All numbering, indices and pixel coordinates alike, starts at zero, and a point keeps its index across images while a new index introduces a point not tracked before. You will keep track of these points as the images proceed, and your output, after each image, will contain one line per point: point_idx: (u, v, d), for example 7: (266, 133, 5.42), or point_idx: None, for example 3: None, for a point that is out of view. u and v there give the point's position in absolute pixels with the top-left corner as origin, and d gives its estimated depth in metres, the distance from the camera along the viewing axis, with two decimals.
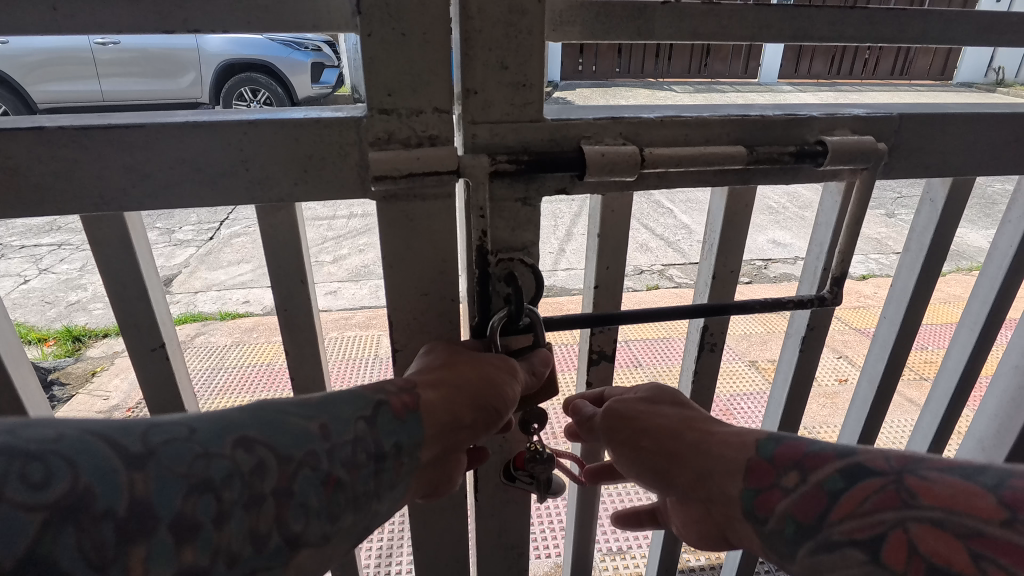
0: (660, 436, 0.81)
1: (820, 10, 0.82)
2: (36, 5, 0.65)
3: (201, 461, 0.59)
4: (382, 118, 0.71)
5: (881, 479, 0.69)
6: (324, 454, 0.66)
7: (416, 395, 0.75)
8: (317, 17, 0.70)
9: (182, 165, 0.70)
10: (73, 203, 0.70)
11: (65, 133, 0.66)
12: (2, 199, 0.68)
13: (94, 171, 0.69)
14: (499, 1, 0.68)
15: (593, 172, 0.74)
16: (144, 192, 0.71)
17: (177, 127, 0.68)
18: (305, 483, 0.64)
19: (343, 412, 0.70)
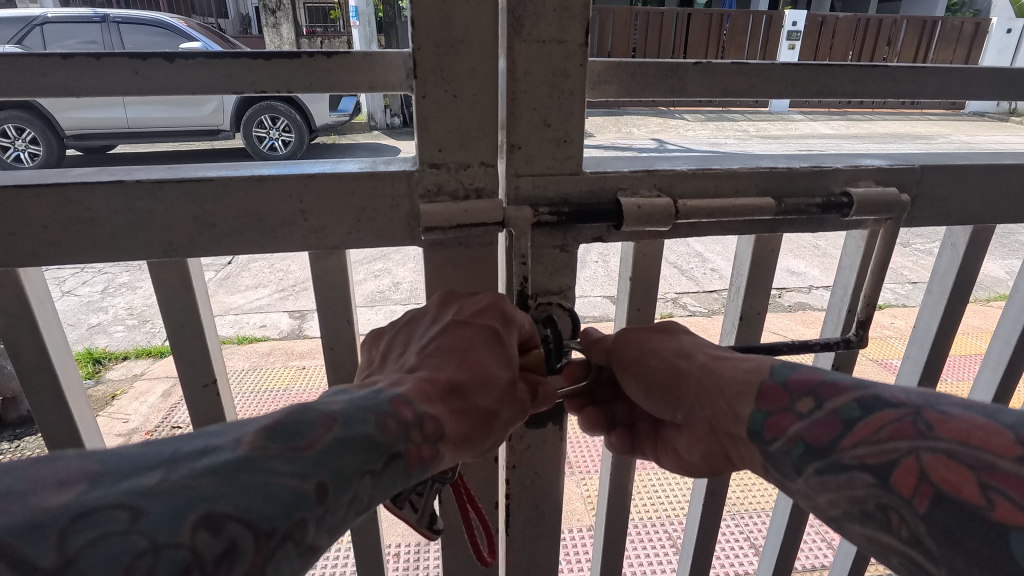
0: (673, 355, 0.83)
1: (843, 67, 0.87)
2: (119, 69, 0.71)
3: (146, 559, 0.47)
4: (432, 172, 0.75)
5: (900, 411, 0.68)
6: (315, 524, 0.57)
7: (437, 449, 0.69)
8: (373, 78, 0.76)
9: (244, 214, 0.74)
10: (143, 248, 0.75)
11: (141, 185, 0.71)
12: (79, 244, 0.73)
13: (164, 218, 0.74)
14: (544, 64, 0.73)
15: (630, 223, 0.78)
16: (209, 238, 0.75)
17: (242, 180, 0.73)
18: (283, 563, 0.53)
19: (347, 472, 0.61)
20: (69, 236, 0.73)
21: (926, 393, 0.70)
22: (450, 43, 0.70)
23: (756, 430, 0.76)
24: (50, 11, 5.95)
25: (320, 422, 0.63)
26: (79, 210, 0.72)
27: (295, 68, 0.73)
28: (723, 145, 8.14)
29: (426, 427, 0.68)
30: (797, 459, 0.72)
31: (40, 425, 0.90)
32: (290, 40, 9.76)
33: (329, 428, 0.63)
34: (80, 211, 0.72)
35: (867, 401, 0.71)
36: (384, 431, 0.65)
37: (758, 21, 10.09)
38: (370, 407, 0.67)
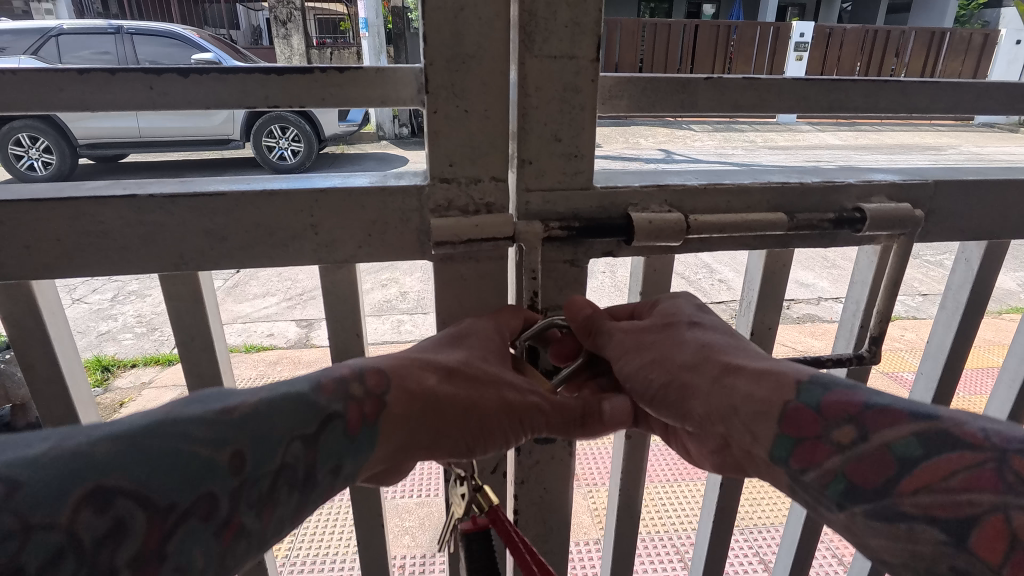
0: (684, 367, 0.75)
1: (853, 83, 0.87)
2: (134, 85, 0.72)
3: (16, 538, 0.47)
4: (442, 187, 0.75)
5: (979, 457, 0.63)
6: (226, 496, 0.57)
7: (382, 403, 0.70)
8: (385, 93, 0.76)
9: (254, 229, 0.75)
10: (154, 261, 0.75)
11: (154, 200, 0.72)
12: (93, 258, 0.74)
13: (175, 232, 0.74)
14: (556, 79, 0.73)
15: (640, 238, 0.78)
16: (221, 252, 0.76)
17: (252, 195, 0.73)
18: (189, 539, 0.55)
19: (271, 432, 0.62)
20: (81, 249, 0.73)
21: (1004, 434, 0.65)
22: (462, 59, 0.70)
23: (781, 457, 0.72)
24: (65, 23, 6.07)
25: (238, 395, 0.64)
26: (93, 224, 0.72)
27: (307, 83, 0.74)
28: (731, 155, 8.14)
29: (366, 379, 0.70)
30: (835, 496, 0.69)
31: None
32: (300, 52, 9.87)
33: (252, 394, 0.64)
34: (94, 225, 0.72)
35: (928, 437, 0.66)
36: (321, 392, 0.67)
37: (765, 32, 10.10)
38: (319, 373, 0.70)
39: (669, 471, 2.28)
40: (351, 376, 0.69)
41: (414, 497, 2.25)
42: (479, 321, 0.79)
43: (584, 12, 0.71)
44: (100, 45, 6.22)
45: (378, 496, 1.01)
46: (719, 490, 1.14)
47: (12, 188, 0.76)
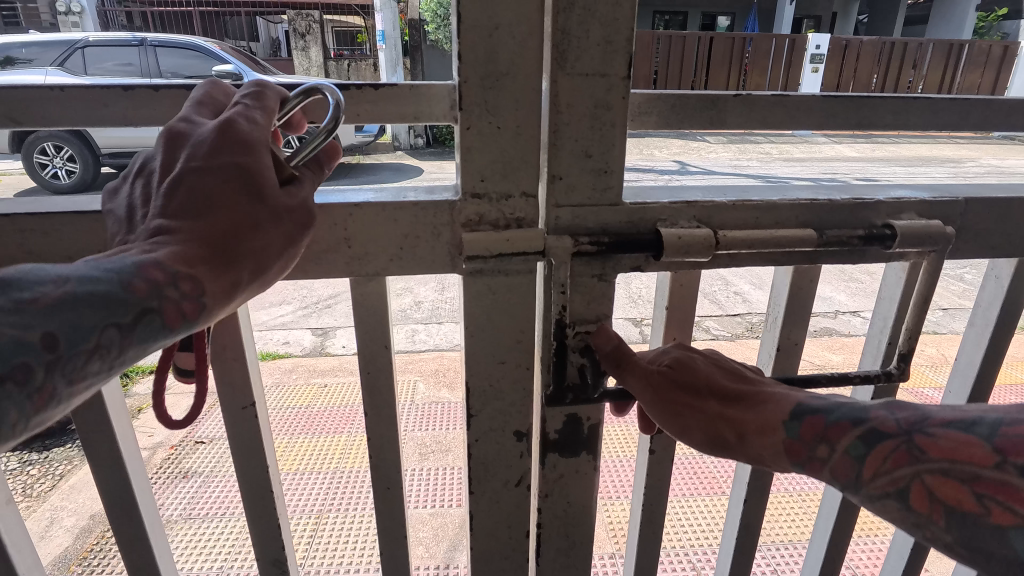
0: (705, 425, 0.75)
1: (883, 99, 0.87)
2: (176, 101, 0.74)
3: None
4: (474, 202, 0.76)
5: (891, 438, 0.67)
6: (41, 368, 0.56)
7: (202, 304, 0.61)
8: (418, 109, 0.77)
9: None
10: None
11: None
12: None
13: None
14: (587, 97, 0.74)
15: (669, 253, 0.78)
16: None
17: None
18: (0, 399, 0.54)
19: (80, 322, 0.58)
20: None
21: (908, 413, 0.68)
22: (495, 76, 0.72)
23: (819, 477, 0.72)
24: (92, 36, 6.22)
25: (51, 277, 0.58)
26: None
27: (343, 99, 0.75)
28: (746, 167, 8.10)
29: (174, 283, 0.59)
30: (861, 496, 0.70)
31: (82, 443, 0.91)
32: (318, 63, 10.02)
33: (59, 284, 0.58)
34: None
35: (867, 432, 0.68)
36: (128, 289, 0.59)
37: (780, 44, 10.08)
38: (111, 267, 0.60)
39: (686, 485, 2.26)
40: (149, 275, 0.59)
41: (429, 508, 2.26)
42: (264, 152, 0.63)
43: (617, 30, 0.72)
44: (124, 57, 6.33)
45: (402, 507, 1.01)
46: (743, 506, 1.13)
47: (56, 201, 0.78)
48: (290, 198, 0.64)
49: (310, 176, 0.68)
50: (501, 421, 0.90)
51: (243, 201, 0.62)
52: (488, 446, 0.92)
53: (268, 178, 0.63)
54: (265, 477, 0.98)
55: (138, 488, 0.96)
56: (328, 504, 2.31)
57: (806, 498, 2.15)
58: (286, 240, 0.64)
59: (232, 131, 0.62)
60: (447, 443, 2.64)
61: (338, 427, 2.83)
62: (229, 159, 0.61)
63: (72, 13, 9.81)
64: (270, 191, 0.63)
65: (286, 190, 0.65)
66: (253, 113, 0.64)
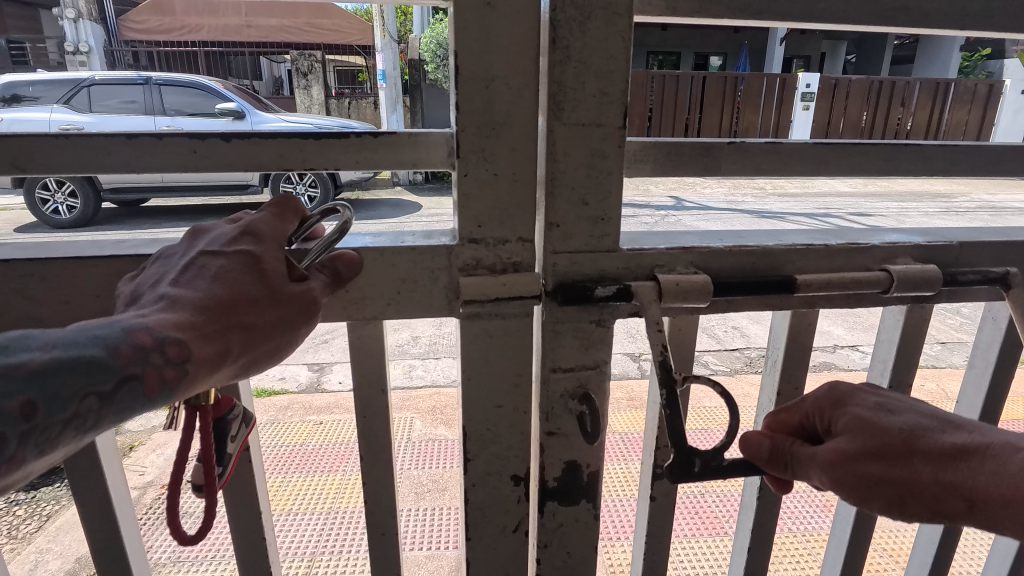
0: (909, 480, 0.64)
1: (871, 145, 0.89)
2: (178, 148, 0.74)
3: None
4: (471, 247, 0.77)
5: None
6: (11, 441, 0.54)
7: (186, 371, 0.59)
8: (417, 156, 0.79)
9: None
10: None
11: None
12: None
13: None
14: (583, 147, 0.75)
15: (667, 298, 0.78)
16: None
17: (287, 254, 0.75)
18: None
19: (61, 390, 0.56)
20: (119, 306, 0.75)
21: None
22: (492, 125, 0.73)
23: None
24: (97, 75, 6.36)
25: (37, 344, 0.57)
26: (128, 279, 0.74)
27: (343, 146, 0.76)
28: (741, 204, 8.20)
29: (165, 346, 0.58)
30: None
31: (74, 490, 0.89)
32: (319, 101, 10.21)
33: (46, 350, 0.57)
34: None
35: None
36: (115, 355, 0.58)
37: (771, 83, 10.34)
38: (103, 334, 0.59)
39: (686, 526, 2.21)
40: (139, 343, 0.58)
41: (425, 550, 2.20)
42: (274, 246, 0.67)
43: (612, 82, 0.73)
44: (128, 95, 6.45)
45: (397, 555, 0.99)
46: (746, 554, 1.09)
47: (54, 244, 0.78)
48: (295, 288, 0.67)
49: (323, 279, 0.71)
50: (496, 466, 0.89)
51: (245, 282, 0.64)
52: (485, 492, 0.90)
53: (276, 267, 0.66)
54: (255, 524, 0.96)
55: (125, 530, 0.94)
56: (321, 546, 2.25)
57: (811, 541, 2.08)
58: (281, 323, 0.65)
59: (250, 229, 0.68)
60: (443, 482, 2.60)
61: (332, 465, 2.78)
62: (241, 249, 0.66)
63: (80, 52, 9.87)
64: (276, 277, 0.66)
65: (295, 284, 0.67)
66: (274, 220, 0.70)
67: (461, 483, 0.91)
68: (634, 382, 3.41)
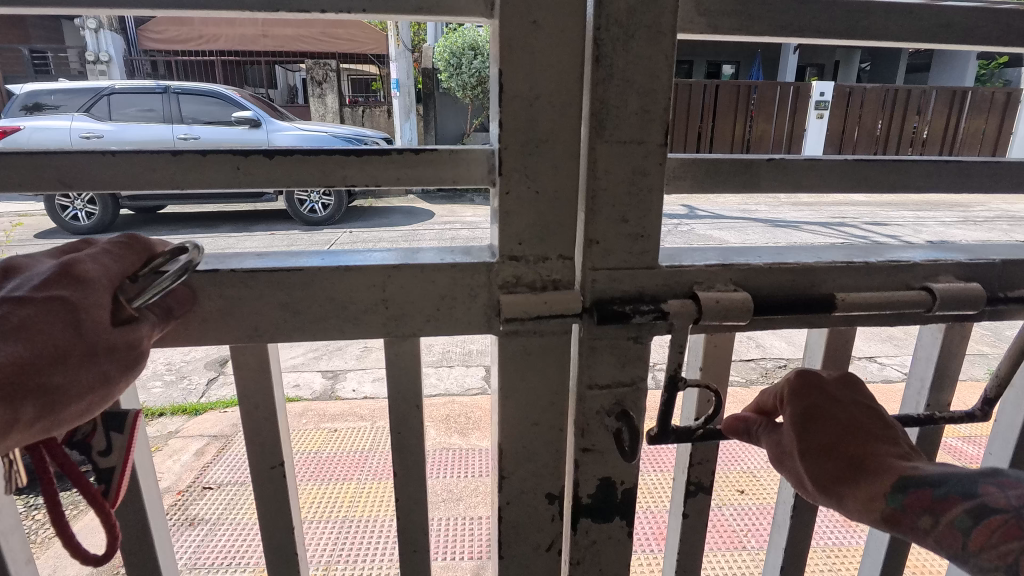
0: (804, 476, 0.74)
1: (910, 163, 0.88)
2: (223, 165, 0.75)
3: None
4: (511, 264, 0.77)
5: (999, 514, 0.64)
6: None
7: None
8: (458, 173, 0.79)
9: (331, 304, 0.77)
10: (226, 332, 0.77)
11: (234, 274, 0.75)
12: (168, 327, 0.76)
13: (251, 306, 0.77)
14: (624, 165, 0.74)
15: (707, 317, 0.77)
16: (293, 326, 0.78)
17: (328, 270, 0.75)
18: None
19: None
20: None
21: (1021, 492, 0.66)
22: (536, 143, 0.73)
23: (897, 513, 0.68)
24: (117, 84, 6.46)
25: None
26: None
27: (385, 163, 0.77)
28: (755, 213, 8.15)
29: None
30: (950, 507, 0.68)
31: (110, 504, 0.91)
32: (334, 109, 10.32)
33: None
34: None
35: (975, 504, 0.66)
36: None
37: (785, 92, 10.31)
38: None
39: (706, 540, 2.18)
40: None
41: (441, 560, 2.19)
42: (98, 292, 0.60)
43: (655, 100, 0.73)
44: (147, 103, 6.53)
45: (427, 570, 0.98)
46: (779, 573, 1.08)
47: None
48: (117, 336, 0.60)
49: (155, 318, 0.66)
50: (531, 483, 0.88)
51: (51, 332, 0.56)
52: (520, 510, 0.90)
53: (96, 315, 0.59)
54: (290, 542, 0.95)
55: (160, 543, 0.95)
56: (336, 555, 2.24)
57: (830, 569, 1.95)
58: (91, 381, 0.58)
59: (70, 270, 0.60)
60: (458, 492, 2.59)
61: (348, 473, 2.78)
62: (51, 294, 0.58)
63: (101, 61, 10.05)
64: (91, 326, 0.58)
65: (118, 331, 0.60)
66: (102, 262, 0.62)
67: (496, 500, 0.90)
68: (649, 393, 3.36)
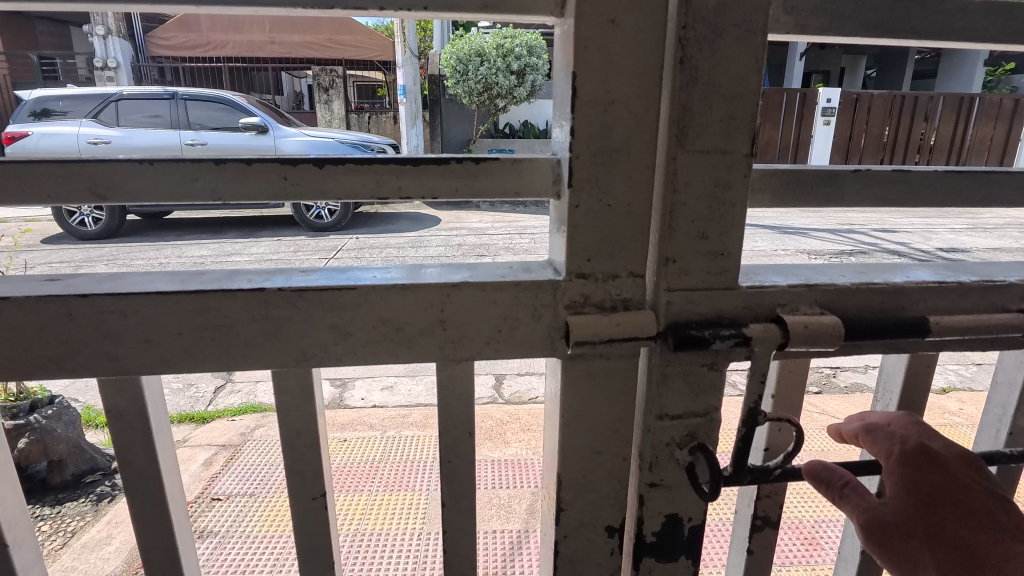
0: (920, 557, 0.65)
1: (1002, 175, 0.81)
2: (269, 175, 0.69)
3: None
4: (578, 282, 0.70)
5: None
6: None
7: None
8: (520, 184, 0.73)
9: (385, 325, 0.71)
10: (274, 356, 0.71)
11: (283, 294, 0.69)
12: (210, 350, 0.70)
13: (299, 328, 0.70)
14: (707, 176, 0.68)
15: (795, 343, 0.71)
16: (343, 348, 0.71)
17: (384, 288, 0.69)
18: None
19: None
20: (203, 345, 0.70)
21: None
22: (608, 152, 0.67)
23: None
24: (125, 90, 6.44)
25: None
26: (212, 315, 0.69)
27: (441, 173, 0.70)
28: (763, 219, 8.10)
29: None
30: None
31: (141, 538, 0.80)
32: (339, 115, 10.30)
33: None
34: (213, 316, 0.69)
35: None
36: None
37: (792, 99, 10.27)
38: None
39: None
40: None
41: None
42: None
43: (742, 106, 0.66)
44: (153, 109, 6.49)
45: None
46: None
47: (131, 276, 0.73)
48: None
49: None
50: (591, 515, 0.81)
51: None
52: (576, 543, 0.83)
53: None
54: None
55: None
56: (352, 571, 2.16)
57: None
58: None
59: None
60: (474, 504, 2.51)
61: (359, 484, 2.71)
62: None
63: (108, 67, 10.05)
64: None
65: None
66: None
67: (551, 532, 0.83)
68: None
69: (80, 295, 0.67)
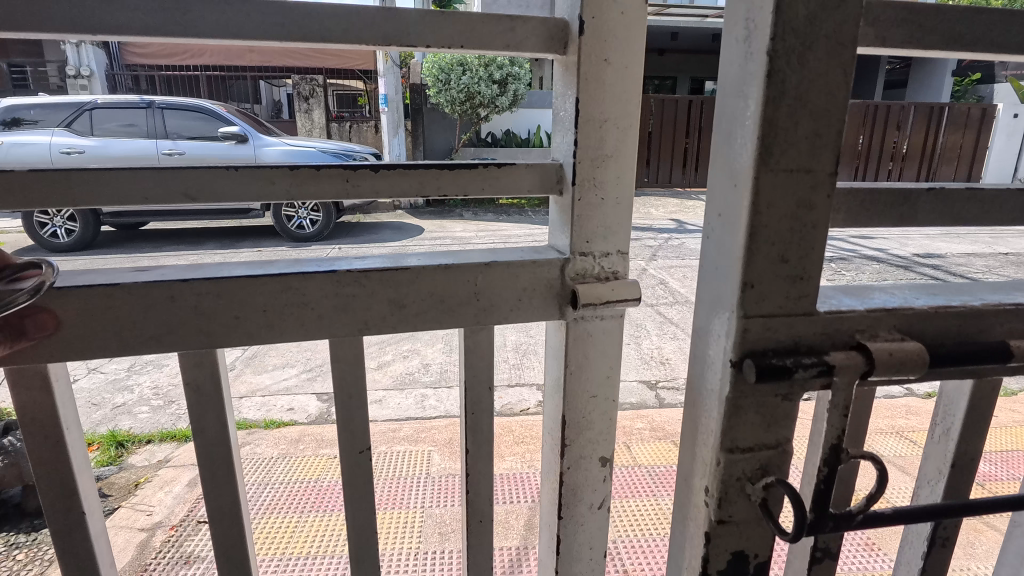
0: None
1: None
2: (334, 179, 0.77)
3: None
4: (581, 259, 0.83)
5: None
6: None
7: None
8: (533, 181, 0.84)
9: (432, 299, 0.78)
10: (341, 326, 0.77)
11: (352, 274, 0.75)
12: (287, 324, 0.75)
13: (364, 302, 0.77)
14: (791, 196, 0.63)
15: (879, 371, 0.67)
16: (397, 319, 0.78)
17: (431, 268, 0.77)
18: None
19: None
20: (283, 319, 0.75)
21: None
22: (601, 157, 0.82)
23: None
24: (98, 98, 6.23)
25: None
26: (291, 294, 0.74)
27: (474, 175, 0.81)
28: None
29: None
30: None
31: (209, 496, 0.84)
32: (320, 125, 10.13)
33: None
34: (291, 295, 0.74)
35: None
36: None
37: None
38: None
39: None
40: None
41: None
42: None
43: (828, 123, 0.62)
44: (129, 118, 6.32)
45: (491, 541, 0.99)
46: None
47: (213, 264, 0.78)
48: None
49: None
50: (592, 451, 0.90)
51: None
52: (577, 474, 0.90)
53: None
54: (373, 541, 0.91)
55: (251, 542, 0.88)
56: None
57: None
58: None
59: None
60: None
61: None
62: None
63: (82, 76, 9.99)
64: None
65: None
66: None
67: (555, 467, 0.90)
68: (653, 412, 3.12)
69: (181, 279, 0.72)
